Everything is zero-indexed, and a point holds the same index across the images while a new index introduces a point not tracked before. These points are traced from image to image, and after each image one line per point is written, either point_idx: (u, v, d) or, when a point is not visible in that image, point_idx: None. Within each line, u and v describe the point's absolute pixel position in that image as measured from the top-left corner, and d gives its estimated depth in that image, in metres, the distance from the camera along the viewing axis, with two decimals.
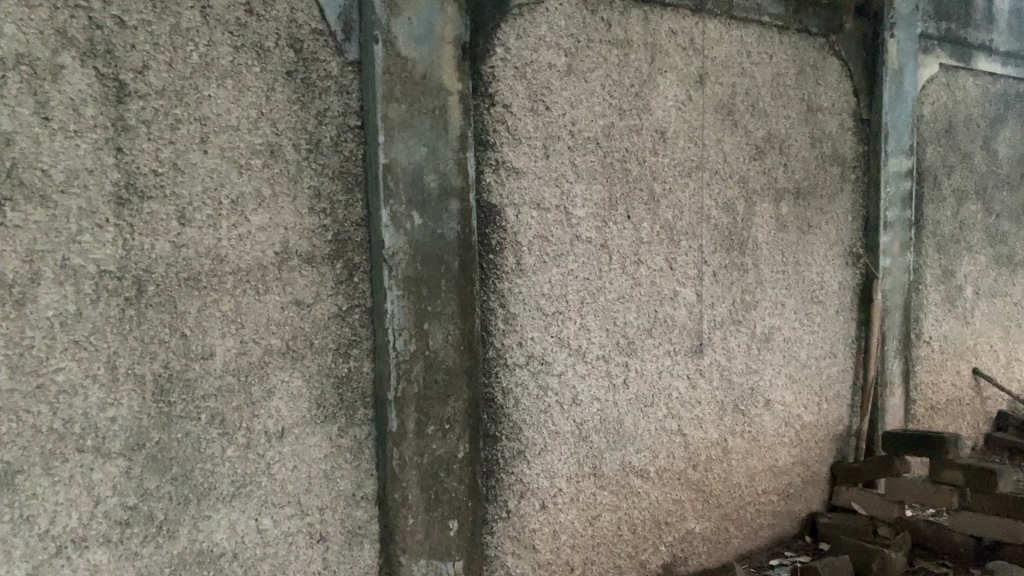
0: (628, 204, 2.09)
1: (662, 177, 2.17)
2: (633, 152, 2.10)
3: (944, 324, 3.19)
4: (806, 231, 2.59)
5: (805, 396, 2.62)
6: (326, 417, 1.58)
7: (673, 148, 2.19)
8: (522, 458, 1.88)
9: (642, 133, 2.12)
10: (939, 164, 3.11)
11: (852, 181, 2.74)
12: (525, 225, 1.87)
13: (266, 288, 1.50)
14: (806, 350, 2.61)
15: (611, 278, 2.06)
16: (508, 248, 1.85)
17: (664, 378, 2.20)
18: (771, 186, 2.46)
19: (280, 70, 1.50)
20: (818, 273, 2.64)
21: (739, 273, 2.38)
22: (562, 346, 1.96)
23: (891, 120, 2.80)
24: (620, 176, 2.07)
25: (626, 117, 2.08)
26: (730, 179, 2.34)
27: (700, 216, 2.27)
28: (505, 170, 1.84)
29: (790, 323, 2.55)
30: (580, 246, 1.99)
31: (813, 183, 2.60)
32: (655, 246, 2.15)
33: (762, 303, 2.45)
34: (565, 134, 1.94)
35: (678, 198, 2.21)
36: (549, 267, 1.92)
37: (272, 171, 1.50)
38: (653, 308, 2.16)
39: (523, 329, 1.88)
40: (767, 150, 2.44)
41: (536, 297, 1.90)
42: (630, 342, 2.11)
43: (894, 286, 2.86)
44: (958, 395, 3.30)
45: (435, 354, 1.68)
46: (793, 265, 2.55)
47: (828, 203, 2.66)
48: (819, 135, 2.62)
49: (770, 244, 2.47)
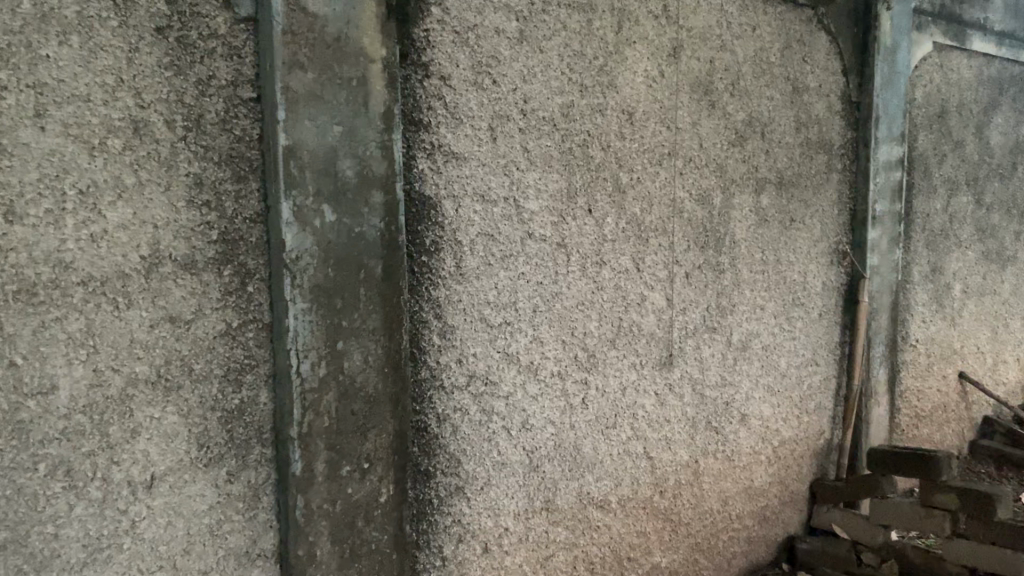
0: (590, 196, 1.80)
1: (629, 166, 1.88)
2: (597, 135, 1.81)
3: (932, 326, 2.95)
4: (789, 226, 2.31)
5: (784, 408, 2.37)
6: (210, 460, 1.27)
7: (642, 131, 1.91)
8: (462, 496, 1.59)
9: (608, 113, 1.83)
10: (931, 153, 2.85)
11: (839, 170, 2.47)
12: (466, 221, 1.58)
13: (129, 302, 1.18)
14: (787, 358, 2.35)
15: (567, 282, 1.77)
16: (445, 248, 1.55)
17: (629, 396, 1.92)
18: (752, 175, 2.18)
19: (147, 26, 1.18)
20: (801, 272, 2.37)
21: (715, 275, 2.10)
22: (510, 363, 1.67)
23: (883, 102, 2.53)
24: (580, 162, 1.78)
25: (588, 94, 1.79)
26: (707, 167, 2.06)
27: (672, 210, 1.98)
28: (443, 155, 1.53)
29: (770, 329, 2.29)
30: (531, 246, 1.70)
31: (797, 172, 2.33)
32: (619, 245, 1.87)
33: (740, 308, 2.18)
34: (515, 113, 1.65)
35: (647, 189, 1.92)
36: (495, 271, 1.63)
37: (136, 154, 1.18)
38: (616, 315, 1.88)
39: (463, 344, 1.59)
40: (748, 135, 2.17)
41: (479, 307, 1.61)
42: (590, 355, 1.83)
43: (882, 286, 2.61)
44: (944, 402, 3.07)
45: (352, 379, 1.38)
46: (774, 264, 2.28)
47: (813, 195, 2.39)
48: (806, 119, 2.34)
49: (750, 241, 2.20)
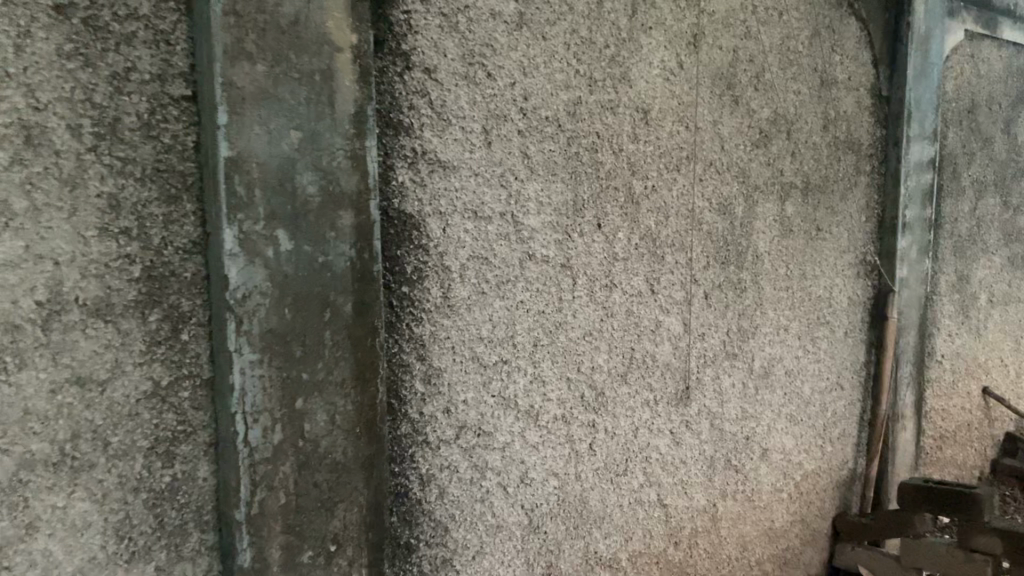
0: (598, 209, 1.55)
1: (644, 172, 1.63)
2: (607, 138, 1.55)
3: (958, 339, 2.72)
4: (815, 236, 2.07)
5: (807, 438, 2.13)
6: (134, 555, 1.01)
7: (658, 131, 1.65)
8: (450, 570, 1.34)
9: (619, 111, 1.57)
10: (960, 152, 2.61)
11: (867, 172, 2.22)
12: (455, 242, 1.31)
13: (23, 362, 0.91)
14: (810, 383, 2.11)
15: (572, 309, 1.52)
16: (430, 275, 1.29)
17: (642, 437, 1.67)
18: (777, 180, 1.93)
19: (43, 3, 0.91)
20: (826, 288, 2.13)
21: (736, 294, 1.86)
22: (507, 408, 1.41)
23: (915, 97, 2.28)
24: (587, 168, 1.52)
25: (598, 89, 1.52)
26: (729, 172, 1.81)
27: (690, 223, 1.73)
28: (428, 164, 1.27)
29: (794, 352, 2.04)
30: (531, 269, 1.44)
31: (824, 175, 2.08)
32: (632, 264, 1.62)
33: (762, 331, 1.94)
34: (513, 112, 1.38)
35: (662, 198, 1.67)
36: (489, 301, 1.37)
37: (29, 170, 0.91)
38: (628, 345, 1.63)
39: (452, 389, 1.32)
40: (772, 136, 1.91)
41: (469, 344, 1.35)
42: (598, 393, 1.57)
43: (911, 300, 2.37)
44: (967, 420, 2.85)
45: (314, 444, 1.12)
46: (799, 280, 2.03)
47: (840, 201, 2.14)
48: (834, 116, 2.09)
49: (774, 254, 1.95)
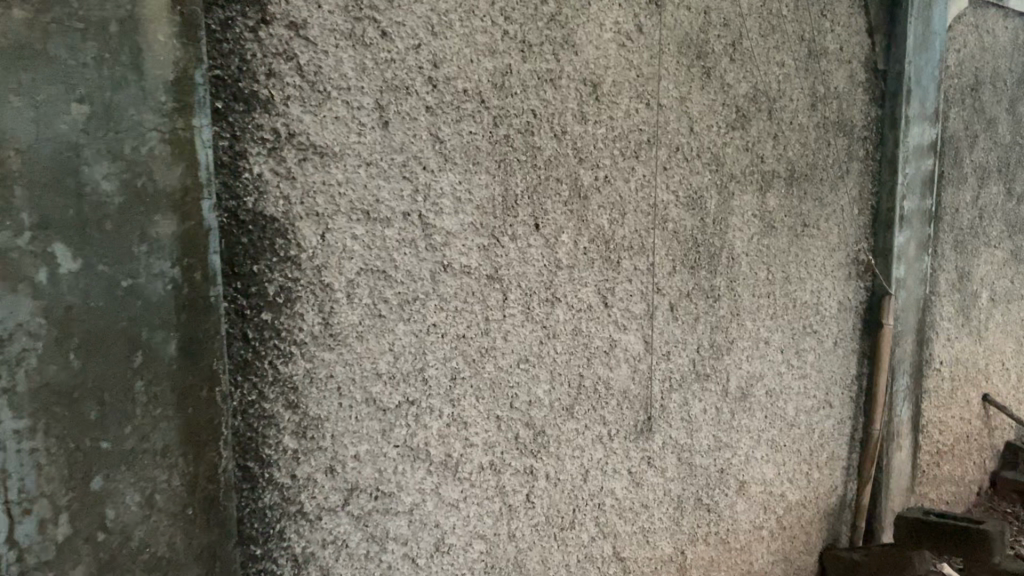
0: (535, 205, 1.25)
1: (594, 160, 1.33)
2: (546, 117, 1.25)
3: (957, 343, 2.45)
4: (800, 232, 1.77)
5: (792, 465, 1.85)
6: None
7: (612, 110, 1.35)
8: None
9: (563, 83, 1.27)
10: (962, 135, 2.33)
11: (860, 158, 1.93)
12: (339, 252, 1.01)
13: None
14: (795, 402, 1.83)
15: (502, 331, 1.22)
16: (303, 296, 0.98)
17: (594, 481, 1.38)
18: (757, 169, 1.64)
19: None
20: (813, 292, 1.84)
21: (708, 304, 1.56)
22: (415, 460, 1.11)
23: (915, 72, 1.99)
24: (520, 155, 1.22)
25: (533, 56, 1.22)
26: (700, 160, 1.51)
27: (651, 222, 1.43)
28: (296, 149, 0.96)
29: (776, 368, 1.76)
30: (446, 282, 1.14)
31: (811, 162, 1.79)
32: (580, 273, 1.32)
33: (739, 346, 1.65)
34: (418, 83, 1.08)
35: (618, 191, 1.37)
36: (389, 328, 1.07)
37: None
38: (576, 371, 1.33)
39: (338, 443, 1.02)
40: (751, 116, 1.62)
41: (361, 384, 1.04)
42: (537, 432, 1.28)
43: (909, 303, 2.09)
44: (965, 432, 2.58)
45: (122, 537, 0.81)
46: (782, 284, 1.74)
47: (829, 191, 1.85)
48: (824, 92, 1.80)
49: (754, 256, 1.66)
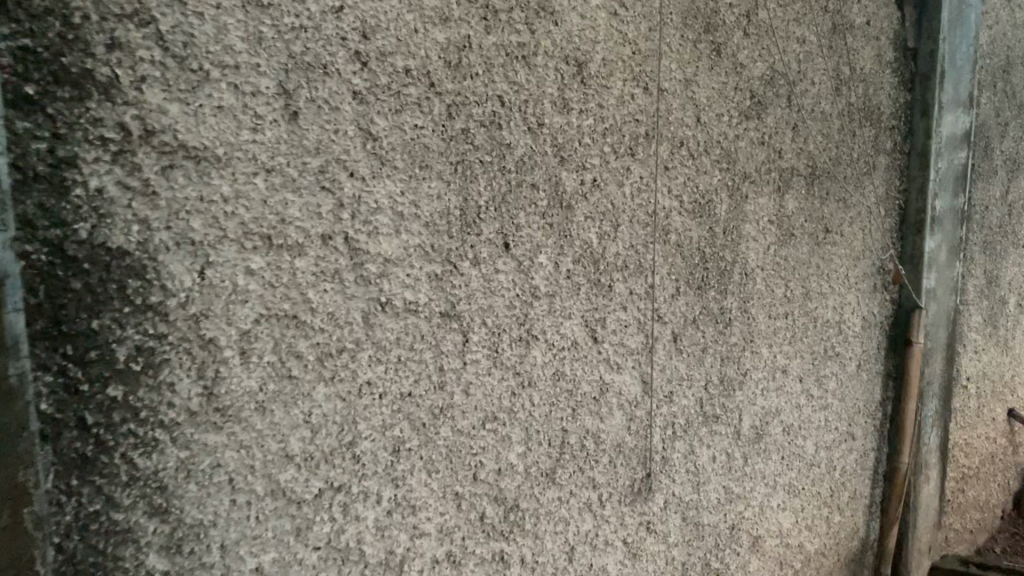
0: (504, 219, 0.97)
1: (579, 159, 1.05)
2: (517, 105, 0.97)
3: (984, 356, 2.19)
4: (823, 239, 1.50)
5: (811, 511, 1.58)
6: None
7: (602, 96, 1.07)
8: None
9: (540, 61, 0.98)
10: (993, 122, 2.06)
11: (887, 150, 1.66)
12: (226, 294, 0.73)
13: None
14: (815, 437, 1.56)
15: (462, 383, 0.94)
16: (173, 359, 0.70)
17: (581, 560, 1.11)
18: (774, 166, 1.36)
19: None
20: (836, 308, 1.57)
21: (717, 331, 1.29)
22: (344, 565, 0.83)
23: (949, 50, 1.72)
24: (484, 154, 0.94)
25: (499, 26, 0.94)
26: (709, 157, 1.23)
27: (650, 235, 1.16)
28: (156, 153, 0.68)
29: (794, 402, 1.49)
30: (383, 325, 0.85)
31: (836, 156, 1.51)
32: (562, 303, 1.05)
33: (753, 378, 1.38)
34: (340, 59, 0.79)
35: (609, 199, 1.10)
36: (303, 392, 0.79)
37: None
38: (557, 426, 1.06)
39: (230, 555, 0.74)
40: (768, 103, 1.34)
41: (263, 471, 0.77)
42: (508, 508, 1.00)
43: (939, 316, 1.83)
44: (991, 452, 2.32)
45: None
46: (802, 301, 1.47)
47: (856, 190, 1.58)
48: (850, 73, 1.52)
49: (771, 270, 1.38)
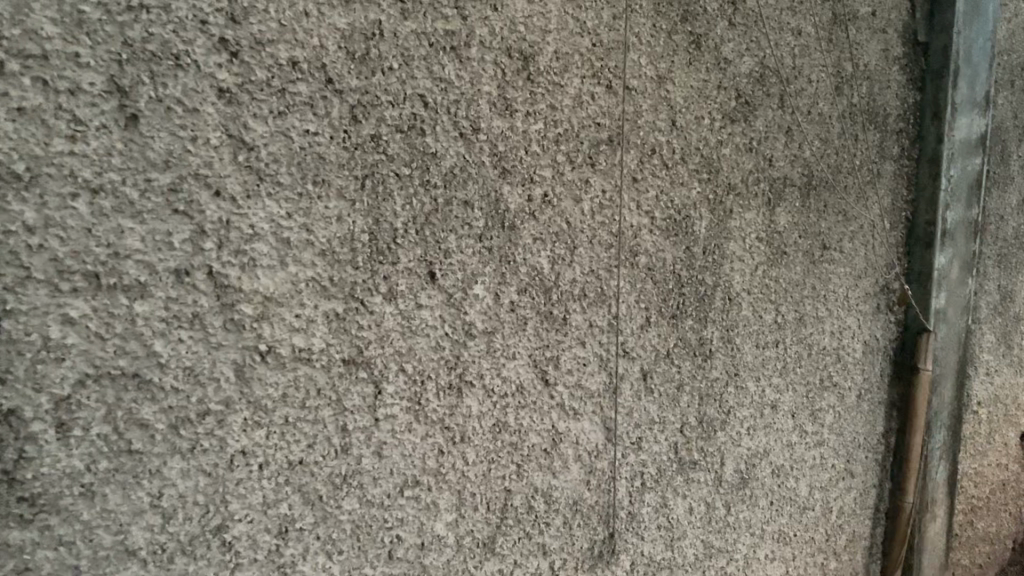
0: (429, 243, 0.80)
1: (525, 170, 0.88)
2: (445, 106, 0.80)
3: (998, 378, 2.01)
4: (819, 258, 1.33)
5: (803, 559, 1.41)
6: None
7: (554, 95, 0.90)
8: None
9: (473, 53, 0.82)
10: (1011, 125, 1.88)
11: (894, 156, 1.49)
12: (33, 351, 0.57)
13: None
14: (809, 477, 1.39)
15: (372, 444, 0.77)
16: None
17: None
18: (763, 176, 1.19)
19: None
20: (835, 334, 1.40)
21: (695, 366, 1.12)
22: None
23: (963, 45, 1.55)
24: (401, 166, 0.77)
25: (420, 10, 0.77)
26: (686, 166, 1.06)
27: (613, 258, 0.99)
28: None
29: (785, 440, 1.32)
30: (263, 380, 0.69)
31: (835, 164, 1.34)
32: (505, 341, 0.88)
33: (737, 417, 1.21)
34: (199, 47, 0.62)
35: (564, 217, 0.93)
36: (149, 467, 0.63)
37: None
38: (498, 488, 0.89)
39: None
40: (757, 103, 1.17)
41: (92, 571, 0.61)
42: None
43: (949, 339, 1.65)
44: (1004, 482, 2.15)
45: None
46: (795, 327, 1.30)
47: (859, 201, 1.41)
48: (853, 69, 1.35)
49: (759, 293, 1.21)
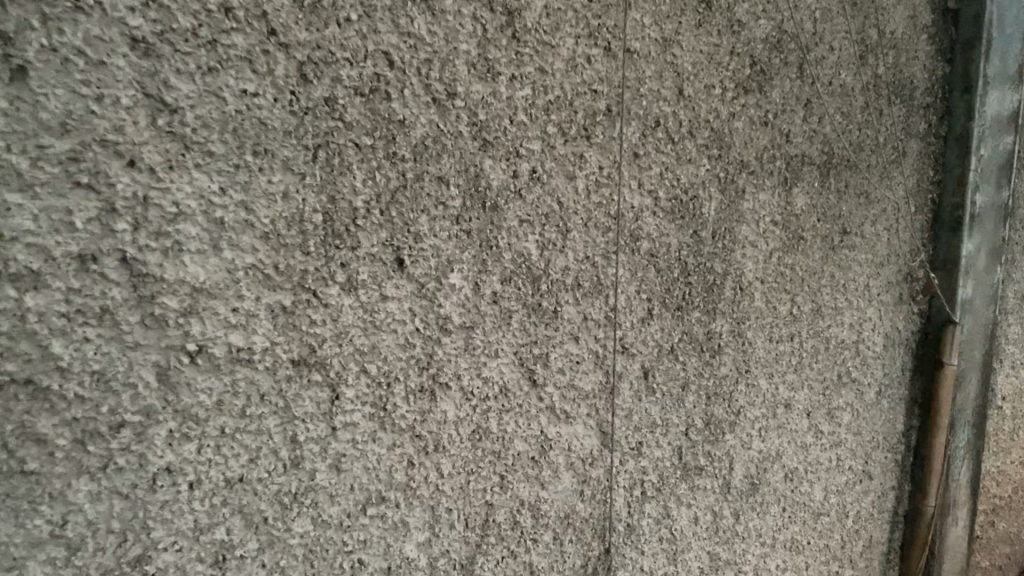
0: (396, 225, 0.69)
1: (510, 142, 0.77)
2: (415, 66, 0.69)
3: None
4: (838, 244, 1.22)
5: (816, 568, 1.31)
6: None
7: (543, 57, 0.79)
8: None
9: (449, 5, 0.71)
10: None
11: (920, 133, 1.37)
12: None
13: None
14: (826, 481, 1.29)
15: (328, 457, 0.67)
16: None
17: None
18: (779, 153, 1.08)
19: None
20: (854, 325, 1.29)
21: (702, 362, 1.01)
22: None
23: (997, 13, 1.43)
24: (362, 135, 0.66)
25: None
26: (694, 140, 0.95)
27: (611, 243, 0.88)
28: None
29: (799, 441, 1.21)
30: (192, 385, 0.59)
31: (858, 141, 1.23)
32: (485, 337, 0.77)
33: (747, 417, 1.10)
34: None
35: (555, 196, 0.82)
36: (49, 491, 0.53)
37: None
38: (478, 502, 0.79)
39: None
40: (773, 73, 1.06)
41: None
42: None
43: (974, 331, 1.54)
44: None
45: None
46: (811, 319, 1.19)
47: (881, 181, 1.29)
48: (878, 37, 1.23)
49: (773, 282, 1.11)
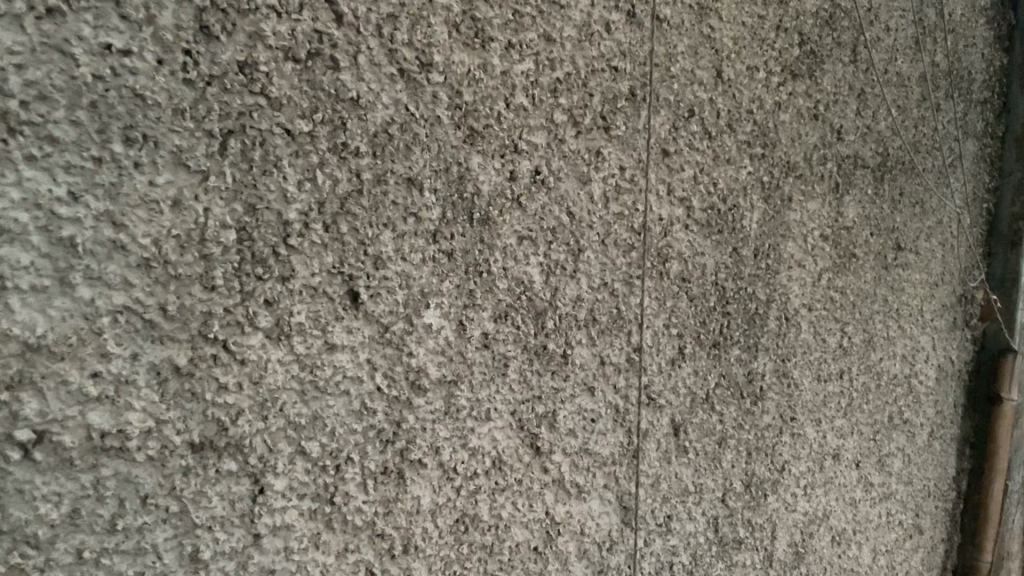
0: (348, 245, 0.49)
1: (505, 133, 0.58)
2: (374, 23, 0.49)
3: None
4: (891, 261, 1.03)
5: None
6: None
7: (549, 20, 0.59)
8: None
9: None
10: None
11: (977, 132, 1.19)
12: None
13: None
14: (875, 540, 1.09)
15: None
16: None
17: None
18: (830, 152, 0.89)
19: None
20: (907, 356, 1.10)
21: (742, 412, 0.82)
22: None
23: None
24: (296, 118, 0.46)
25: None
26: (734, 136, 0.76)
27: (634, 266, 0.69)
28: None
29: (848, 496, 1.01)
30: (28, 491, 0.39)
31: (913, 140, 1.04)
32: (472, 394, 0.58)
33: (792, 473, 0.90)
34: None
35: (564, 205, 0.62)
36: None
37: None
38: None
39: None
40: (825, 54, 0.87)
41: None
42: None
43: None
44: None
45: None
46: (862, 351, 1.00)
47: (937, 187, 1.10)
48: (936, 17, 1.05)
49: (821, 309, 0.91)
